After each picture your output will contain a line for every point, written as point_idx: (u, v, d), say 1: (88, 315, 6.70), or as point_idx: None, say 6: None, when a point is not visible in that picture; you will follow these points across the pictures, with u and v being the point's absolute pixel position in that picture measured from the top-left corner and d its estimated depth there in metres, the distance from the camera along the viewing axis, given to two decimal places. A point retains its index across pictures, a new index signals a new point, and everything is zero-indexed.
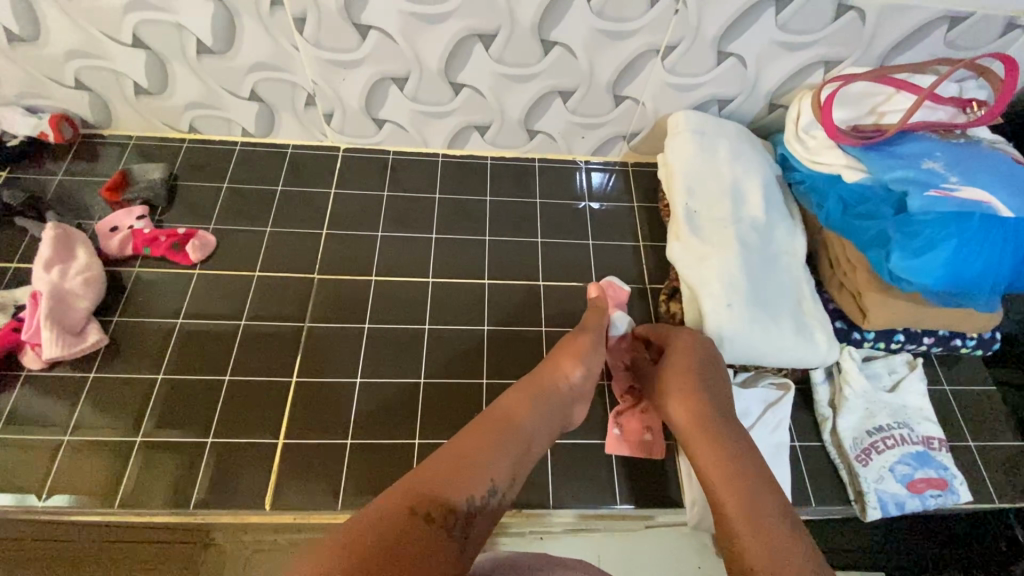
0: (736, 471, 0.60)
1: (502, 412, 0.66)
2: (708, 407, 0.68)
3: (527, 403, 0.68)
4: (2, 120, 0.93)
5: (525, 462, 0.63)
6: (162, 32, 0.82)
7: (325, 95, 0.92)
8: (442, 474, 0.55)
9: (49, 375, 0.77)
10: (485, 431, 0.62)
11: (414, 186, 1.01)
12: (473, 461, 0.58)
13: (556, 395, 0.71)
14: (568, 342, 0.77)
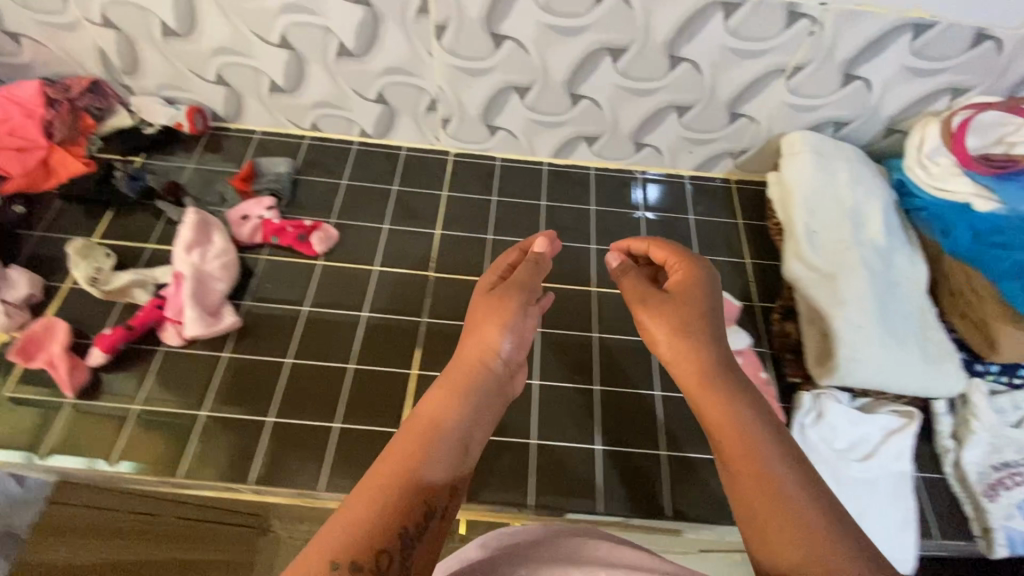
0: (748, 441, 0.57)
1: (429, 414, 0.60)
2: (705, 360, 0.63)
3: (451, 398, 0.62)
4: (143, 109, 0.99)
5: (463, 464, 0.60)
6: (309, 34, 0.86)
7: (447, 100, 0.95)
8: (372, 512, 0.50)
9: (185, 352, 0.81)
10: (411, 441, 0.57)
11: (520, 192, 1.03)
12: (403, 482, 0.53)
13: (486, 376, 0.66)
14: (495, 305, 0.71)
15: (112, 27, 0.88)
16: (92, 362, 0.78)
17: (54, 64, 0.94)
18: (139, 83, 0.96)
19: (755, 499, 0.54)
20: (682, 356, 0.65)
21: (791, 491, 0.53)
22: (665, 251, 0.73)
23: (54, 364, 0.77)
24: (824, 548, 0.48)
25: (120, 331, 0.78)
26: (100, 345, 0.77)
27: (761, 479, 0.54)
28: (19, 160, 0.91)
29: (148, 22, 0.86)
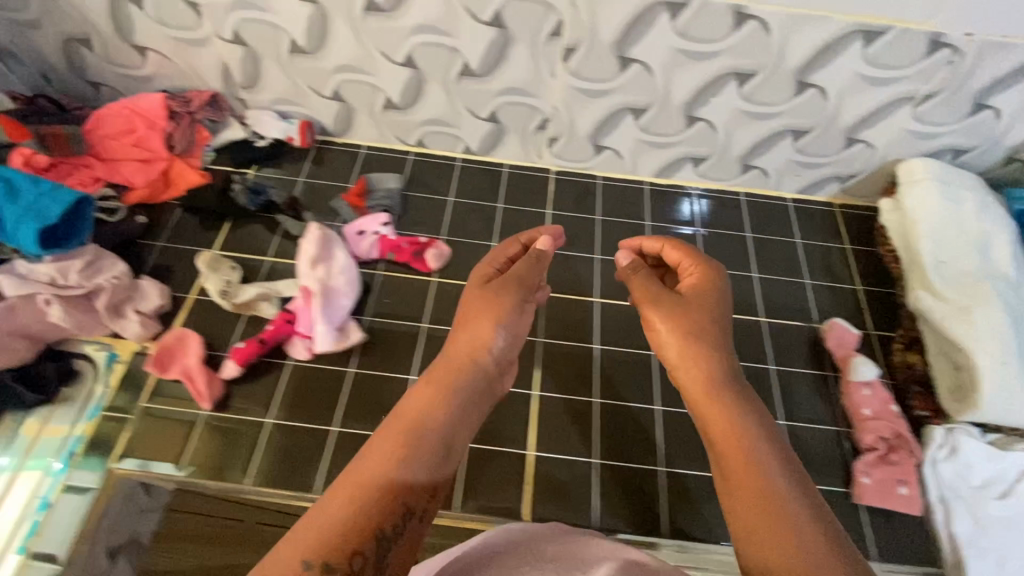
0: (749, 448, 0.54)
1: (410, 412, 0.58)
2: (711, 365, 0.61)
3: (433, 396, 0.60)
4: (257, 123, 1.00)
5: (447, 466, 0.57)
6: (435, 54, 0.86)
7: (559, 120, 0.95)
8: (344, 510, 0.48)
9: (311, 367, 0.81)
10: (393, 438, 0.55)
11: (625, 211, 1.02)
12: (383, 480, 0.51)
13: (471, 373, 0.64)
14: (489, 301, 0.69)
15: (241, 43, 0.88)
16: (226, 374, 0.79)
17: (175, 78, 0.96)
18: (254, 97, 0.98)
19: (756, 505, 0.50)
20: (689, 358, 0.62)
21: (790, 495, 0.50)
22: (679, 253, 0.72)
23: (192, 377, 0.78)
24: (823, 561, 0.45)
25: (254, 344, 0.80)
26: (235, 357, 0.79)
27: (762, 483, 0.51)
28: (142, 172, 0.93)
29: (277, 39, 0.87)
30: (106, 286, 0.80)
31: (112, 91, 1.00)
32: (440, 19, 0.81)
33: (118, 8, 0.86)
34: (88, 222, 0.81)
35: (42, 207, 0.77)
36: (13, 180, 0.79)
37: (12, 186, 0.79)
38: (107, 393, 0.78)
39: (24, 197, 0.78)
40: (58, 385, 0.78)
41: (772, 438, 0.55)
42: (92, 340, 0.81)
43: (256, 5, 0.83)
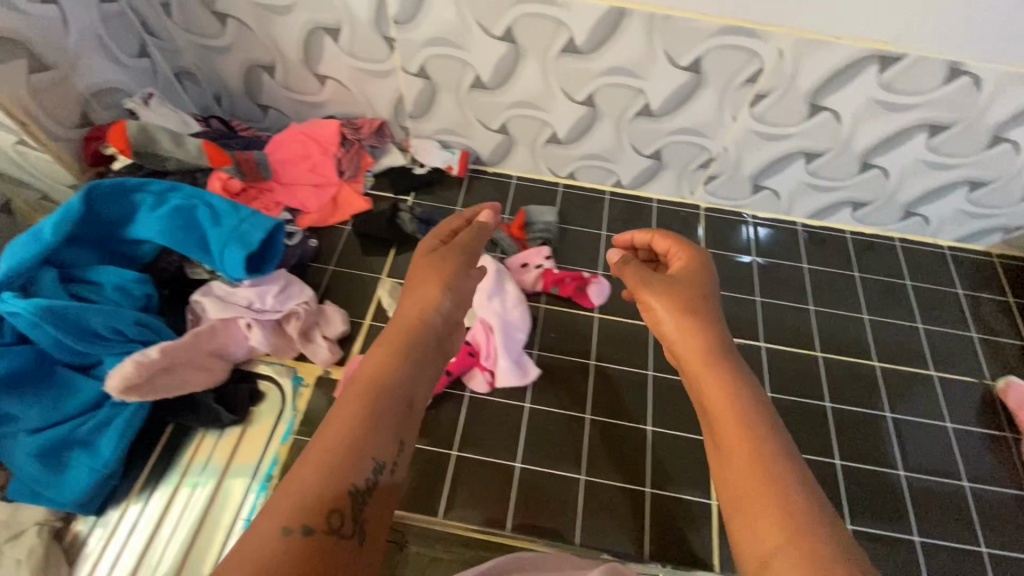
0: (742, 421, 0.57)
1: (368, 374, 0.62)
2: (693, 341, 0.64)
3: (388, 358, 0.64)
4: (419, 151, 1.02)
5: (408, 420, 0.62)
6: (618, 94, 0.86)
7: (725, 160, 0.95)
8: (321, 474, 0.53)
9: (490, 400, 0.84)
10: (356, 400, 0.59)
11: (781, 252, 1.02)
12: (349, 441, 0.56)
13: (421, 337, 0.68)
14: (433, 266, 0.74)
15: (424, 76, 0.90)
16: None
17: (346, 105, 0.98)
18: (419, 126, 1.00)
19: (742, 479, 0.53)
20: (681, 339, 0.65)
21: (780, 466, 0.53)
22: (667, 241, 0.73)
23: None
24: (810, 526, 0.49)
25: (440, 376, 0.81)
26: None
27: (740, 458, 0.55)
28: (315, 196, 0.95)
29: (463, 74, 0.88)
30: (297, 312, 0.82)
31: (279, 114, 1.03)
32: (636, 63, 0.81)
33: (311, 40, 0.87)
34: (280, 248, 0.82)
35: (245, 234, 0.79)
36: (214, 204, 0.80)
37: (215, 211, 0.80)
38: (296, 415, 0.79)
39: (227, 223, 0.79)
40: (250, 404, 0.80)
41: (757, 409, 0.58)
42: (274, 363, 0.83)
43: (452, 43, 0.84)
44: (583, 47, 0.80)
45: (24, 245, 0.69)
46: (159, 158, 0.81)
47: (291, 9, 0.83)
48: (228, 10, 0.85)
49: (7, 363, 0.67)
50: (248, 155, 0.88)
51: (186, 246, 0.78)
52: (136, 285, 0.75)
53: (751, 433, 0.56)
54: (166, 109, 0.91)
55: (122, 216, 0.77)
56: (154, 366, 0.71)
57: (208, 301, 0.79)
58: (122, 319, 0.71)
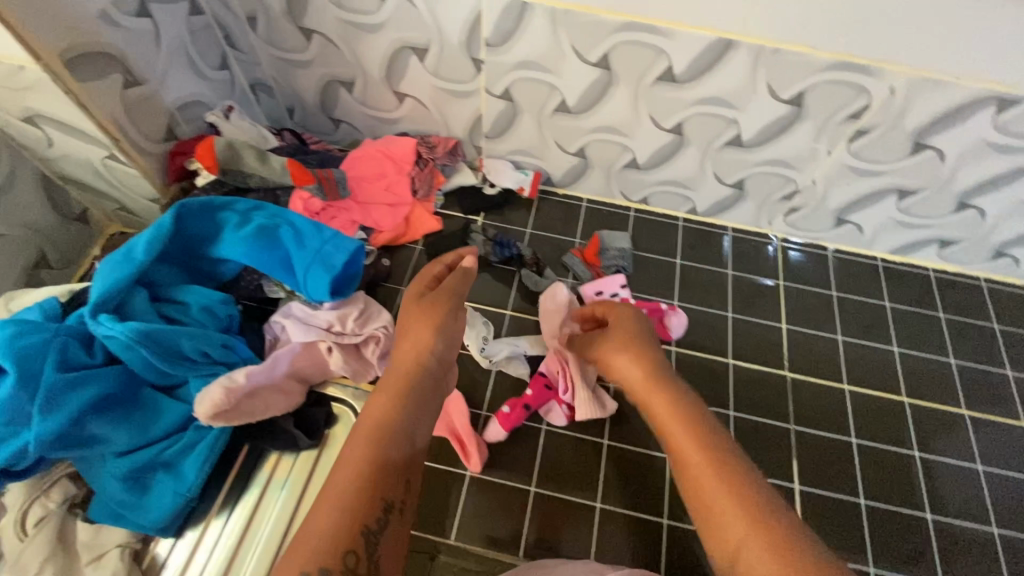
0: (695, 437, 0.59)
1: (375, 417, 0.62)
2: (635, 372, 0.68)
3: (388, 402, 0.64)
4: (492, 171, 1.00)
5: (412, 460, 0.62)
6: (709, 124, 0.84)
7: (810, 194, 0.92)
8: (336, 520, 0.53)
9: (567, 433, 0.83)
10: (362, 446, 0.59)
11: (862, 289, 0.99)
12: (360, 486, 0.55)
13: (421, 379, 0.67)
14: (428, 309, 0.74)
15: (507, 98, 0.88)
16: (489, 437, 0.81)
17: (422, 122, 0.97)
18: (493, 145, 0.98)
19: (712, 493, 0.55)
20: (626, 370, 0.69)
21: (752, 489, 0.54)
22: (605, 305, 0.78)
23: (458, 439, 0.80)
24: (793, 539, 0.50)
25: (519, 410, 0.81)
26: (504, 423, 0.81)
27: (704, 475, 0.56)
28: (389, 216, 0.93)
29: (548, 97, 0.86)
30: (376, 336, 0.79)
31: (350, 128, 1.01)
32: (734, 95, 0.78)
33: (396, 58, 0.86)
34: (359, 271, 0.81)
35: (329, 257, 0.77)
36: (297, 225, 0.78)
37: (298, 232, 0.78)
38: None
39: (311, 245, 0.77)
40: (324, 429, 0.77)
41: (707, 422, 0.61)
42: (352, 387, 0.81)
43: (542, 67, 0.81)
44: (681, 76, 0.78)
45: (118, 266, 0.67)
46: (243, 175, 0.81)
47: (380, 27, 0.81)
48: (314, 26, 0.84)
49: (96, 387, 0.64)
50: (328, 172, 0.87)
51: (270, 267, 0.77)
52: (221, 307, 0.74)
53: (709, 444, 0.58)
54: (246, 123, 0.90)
55: (209, 235, 0.76)
56: (242, 391, 0.69)
57: (291, 324, 0.78)
58: (210, 342, 0.71)
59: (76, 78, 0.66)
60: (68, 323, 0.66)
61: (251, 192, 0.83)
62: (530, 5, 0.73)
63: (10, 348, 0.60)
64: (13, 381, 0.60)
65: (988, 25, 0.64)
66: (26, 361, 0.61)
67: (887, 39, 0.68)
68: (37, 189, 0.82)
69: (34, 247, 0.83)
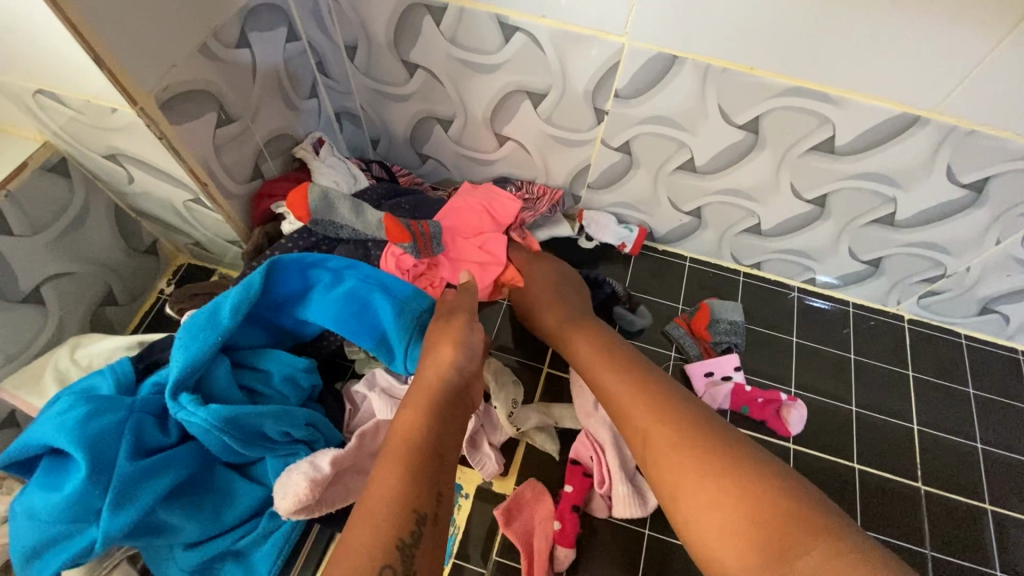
0: (676, 441, 0.55)
1: (403, 428, 0.54)
2: (615, 380, 0.64)
3: (414, 413, 0.56)
4: (593, 225, 0.91)
5: (446, 471, 0.54)
6: (862, 199, 0.73)
7: (958, 280, 0.81)
8: (368, 542, 0.46)
9: (670, 542, 0.71)
10: (393, 465, 0.51)
11: (1002, 386, 0.87)
12: (393, 501, 0.48)
13: (448, 391, 0.59)
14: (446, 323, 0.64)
15: (624, 151, 0.79)
16: (559, 564, 0.68)
17: (520, 165, 0.88)
18: (595, 196, 0.89)
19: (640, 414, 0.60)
20: (611, 385, 0.64)
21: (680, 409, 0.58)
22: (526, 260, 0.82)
23: (529, 560, 0.68)
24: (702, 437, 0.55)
25: (572, 519, 0.69)
26: (562, 540, 0.68)
27: (689, 475, 0.53)
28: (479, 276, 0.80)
29: (673, 155, 0.76)
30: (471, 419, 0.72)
31: (438, 164, 0.93)
32: (903, 172, 0.67)
33: (507, 101, 0.77)
34: None
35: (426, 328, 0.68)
36: (393, 288, 0.68)
37: (394, 296, 0.68)
38: (457, 532, 0.71)
39: (408, 312, 0.68)
40: None
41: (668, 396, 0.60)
42: None
43: (676, 124, 0.72)
44: (842, 148, 0.67)
45: (198, 332, 0.60)
46: (334, 226, 0.74)
47: (496, 68, 0.72)
48: (420, 61, 0.75)
49: (170, 475, 0.56)
50: (424, 227, 0.77)
51: (359, 335, 0.68)
52: (304, 375, 0.66)
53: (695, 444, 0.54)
54: (335, 160, 0.83)
55: (297, 292, 0.68)
56: (326, 483, 0.60)
57: (376, 399, 0.70)
58: (293, 421, 0.63)
59: (170, 120, 0.58)
60: (141, 395, 0.59)
61: (341, 245, 0.75)
62: (681, 59, 0.63)
63: (78, 435, 0.53)
64: (80, 473, 0.53)
65: None
66: (95, 448, 0.53)
67: None
68: (110, 224, 0.74)
69: (100, 284, 0.76)
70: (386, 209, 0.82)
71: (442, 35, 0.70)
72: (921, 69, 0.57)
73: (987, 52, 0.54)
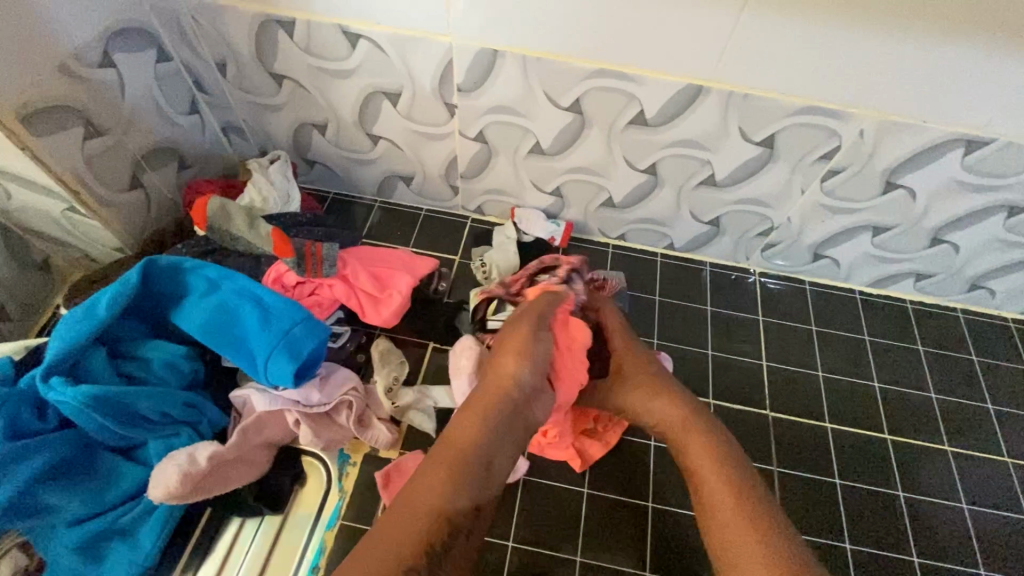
0: (751, 525, 0.58)
1: (460, 443, 0.61)
2: (698, 448, 0.67)
3: (477, 427, 0.62)
4: (525, 222, 0.99)
5: (488, 486, 0.61)
6: (684, 165, 0.84)
7: (786, 231, 0.92)
8: (404, 536, 0.53)
9: (543, 485, 0.81)
10: (443, 470, 0.58)
11: (840, 323, 0.99)
12: (432, 507, 0.56)
13: (511, 405, 0.65)
14: (511, 336, 0.70)
15: (481, 140, 0.88)
16: None
17: (397, 162, 0.96)
18: (469, 185, 0.98)
19: (709, 478, 0.64)
20: (691, 447, 0.68)
21: (760, 498, 0.61)
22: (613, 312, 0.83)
23: None
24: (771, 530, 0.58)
25: None
26: None
27: (750, 557, 0.56)
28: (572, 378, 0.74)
29: (521, 140, 0.86)
30: (347, 400, 0.76)
31: (325, 168, 1.00)
32: (706, 137, 0.78)
33: (368, 102, 0.85)
34: (322, 354, 0.75)
35: (293, 340, 0.72)
36: (267, 300, 0.74)
37: (265, 309, 0.73)
38: (345, 499, 0.75)
39: (275, 326, 0.72)
40: (293, 486, 0.75)
41: (745, 479, 0.63)
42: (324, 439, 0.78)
43: (514, 111, 0.81)
44: (653, 120, 0.78)
45: (75, 324, 0.65)
46: (231, 237, 0.78)
47: (352, 73, 0.81)
48: (285, 72, 0.83)
49: (47, 456, 0.61)
50: (317, 247, 0.81)
51: (222, 346, 0.72)
52: (185, 361, 0.71)
53: (763, 535, 0.57)
54: (279, 178, 0.87)
55: (175, 293, 0.73)
56: (201, 475, 0.65)
57: (255, 394, 0.73)
58: (171, 401, 0.68)
59: (33, 134, 0.65)
60: (20, 385, 0.63)
61: (231, 255, 0.79)
62: (501, 52, 0.73)
63: None
64: None
65: (953, 71, 0.65)
66: None
67: (854, 85, 0.69)
68: None
69: None
70: (295, 233, 0.83)
71: (297, 46, 0.78)
72: (687, 44, 0.68)
73: (734, 26, 0.65)
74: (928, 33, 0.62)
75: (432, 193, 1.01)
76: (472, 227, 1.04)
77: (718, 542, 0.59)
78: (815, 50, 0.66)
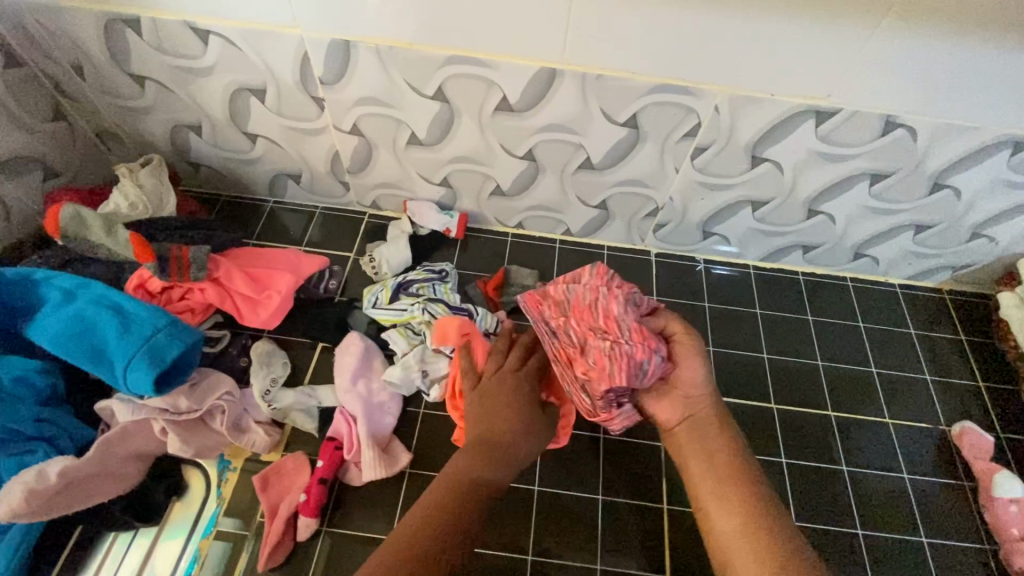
0: (750, 532, 0.61)
1: (466, 472, 0.63)
2: (717, 447, 0.69)
3: (481, 460, 0.64)
4: (419, 216, 0.99)
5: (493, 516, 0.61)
6: (559, 149, 0.84)
7: (671, 210, 0.93)
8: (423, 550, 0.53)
9: None
10: (450, 497, 0.59)
11: (733, 298, 1.01)
12: (445, 529, 0.55)
13: (506, 440, 0.66)
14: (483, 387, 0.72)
15: (358, 133, 0.87)
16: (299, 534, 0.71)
17: (281, 160, 0.94)
18: (358, 180, 0.96)
19: (717, 477, 0.66)
20: (711, 446, 0.69)
21: (774, 507, 0.63)
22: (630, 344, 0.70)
23: (270, 530, 0.70)
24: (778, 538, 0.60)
25: (318, 490, 0.72)
26: (305, 511, 0.71)
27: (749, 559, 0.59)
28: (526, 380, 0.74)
29: (397, 132, 0.85)
30: (219, 406, 0.74)
31: (210, 171, 0.98)
32: (572, 120, 0.79)
33: (236, 100, 0.83)
34: (192, 360, 0.74)
35: (155, 347, 0.70)
36: (126, 308, 0.72)
37: (124, 316, 0.71)
38: (221, 504, 0.73)
39: (135, 333, 0.70)
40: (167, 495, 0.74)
41: (757, 488, 0.65)
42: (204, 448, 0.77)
43: (383, 103, 0.80)
44: (518, 106, 0.78)
45: None
46: (89, 244, 0.76)
47: (212, 71, 0.79)
48: (145, 72, 0.80)
49: None
50: (183, 251, 0.78)
51: (78, 357, 0.70)
52: (38, 375, 0.69)
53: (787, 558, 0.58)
54: (151, 182, 0.85)
55: (30, 306, 0.71)
56: (49, 491, 0.63)
57: (118, 404, 0.72)
58: (19, 416, 0.66)
59: None
60: None
61: (94, 264, 0.77)
62: (355, 43, 0.73)
63: None
64: None
65: (787, 42, 0.66)
66: None
67: (699, 61, 0.70)
68: None
69: None
70: (166, 237, 0.81)
71: (149, 45, 0.76)
72: (531, 25, 0.68)
73: (570, 8, 0.66)
74: (754, 6, 0.63)
75: (323, 191, 1.00)
76: (369, 222, 1.03)
77: (715, 538, 0.63)
78: (653, 29, 0.67)
